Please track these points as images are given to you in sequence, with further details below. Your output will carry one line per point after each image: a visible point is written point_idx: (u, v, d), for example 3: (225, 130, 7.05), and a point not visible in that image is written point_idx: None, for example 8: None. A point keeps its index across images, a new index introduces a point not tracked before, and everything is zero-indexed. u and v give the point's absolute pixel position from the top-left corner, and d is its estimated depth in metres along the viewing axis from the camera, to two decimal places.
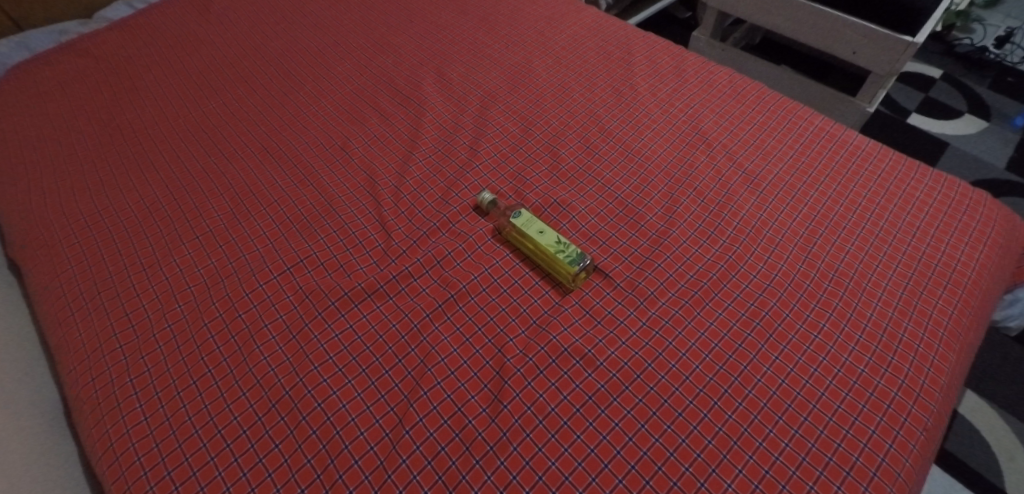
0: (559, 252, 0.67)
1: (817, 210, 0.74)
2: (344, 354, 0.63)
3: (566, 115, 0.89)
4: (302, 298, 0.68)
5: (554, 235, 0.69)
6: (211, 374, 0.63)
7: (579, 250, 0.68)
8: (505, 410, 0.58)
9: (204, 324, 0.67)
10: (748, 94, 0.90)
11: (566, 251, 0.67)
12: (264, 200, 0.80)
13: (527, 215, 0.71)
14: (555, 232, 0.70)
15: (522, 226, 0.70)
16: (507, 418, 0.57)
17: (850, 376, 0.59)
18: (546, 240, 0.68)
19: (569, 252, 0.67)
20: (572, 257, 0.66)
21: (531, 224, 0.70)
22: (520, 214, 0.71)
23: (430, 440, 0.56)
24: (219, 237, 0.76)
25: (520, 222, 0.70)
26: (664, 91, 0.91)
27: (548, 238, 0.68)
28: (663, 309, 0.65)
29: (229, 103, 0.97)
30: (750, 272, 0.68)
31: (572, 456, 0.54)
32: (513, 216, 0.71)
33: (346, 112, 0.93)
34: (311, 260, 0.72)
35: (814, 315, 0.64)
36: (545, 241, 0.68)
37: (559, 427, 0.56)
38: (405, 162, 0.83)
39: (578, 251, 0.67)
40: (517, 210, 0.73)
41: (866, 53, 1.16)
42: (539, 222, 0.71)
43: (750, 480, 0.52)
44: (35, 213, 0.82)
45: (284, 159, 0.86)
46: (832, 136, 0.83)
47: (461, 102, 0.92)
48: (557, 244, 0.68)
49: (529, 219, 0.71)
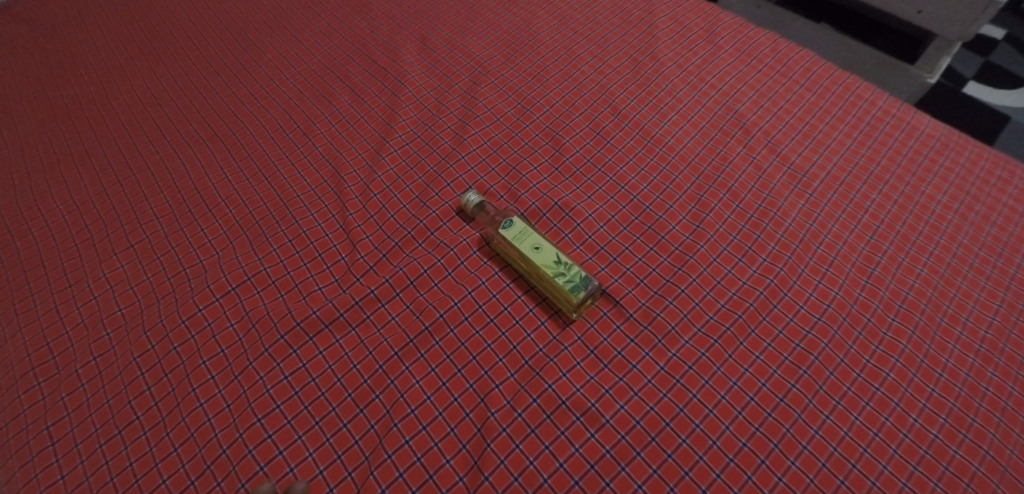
0: (557, 275, 0.54)
1: (880, 219, 0.60)
2: (295, 402, 0.52)
3: (573, 91, 0.74)
4: (248, 328, 0.56)
5: (552, 251, 0.56)
6: (139, 422, 0.52)
7: (582, 271, 0.55)
8: (485, 482, 0.46)
9: (133, 359, 0.56)
10: (794, 66, 0.74)
11: (566, 275, 0.54)
12: (211, 198, 0.67)
13: (520, 223, 0.58)
14: (553, 247, 0.56)
15: (513, 239, 0.57)
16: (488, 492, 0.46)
17: (919, 444, 0.46)
18: (542, 259, 0.55)
19: (570, 275, 0.54)
20: (574, 282, 0.54)
21: (523, 236, 0.57)
22: (511, 222, 0.58)
23: None
24: (157, 246, 0.64)
25: (511, 234, 0.57)
26: (692, 61, 0.75)
27: (543, 256, 0.55)
28: (686, 350, 0.52)
29: (178, 75, 0.83)
30: (796, 301, 0.55)
31: None
32: (503, 226, 0.58)
33: (312, 87, 0.78)
34: (260, 277, 0.60)
35: (873, 362, 0.51)
36: (540, 260, 0.55)
37: None
38: (377, 151, 0.69)
39: (581, 274, 0.54)
40: (509, 216, 0.60)
41: (933, 13, 0.98)
42: (535, 235, 0.57)
43: None
44: None
45: (237, 146, 0.73)
46: (899, 123, 0.67)
47: (447, 75, 0.77)
48: (555, 264, 0.55)
49: (522, 230, 0.57)
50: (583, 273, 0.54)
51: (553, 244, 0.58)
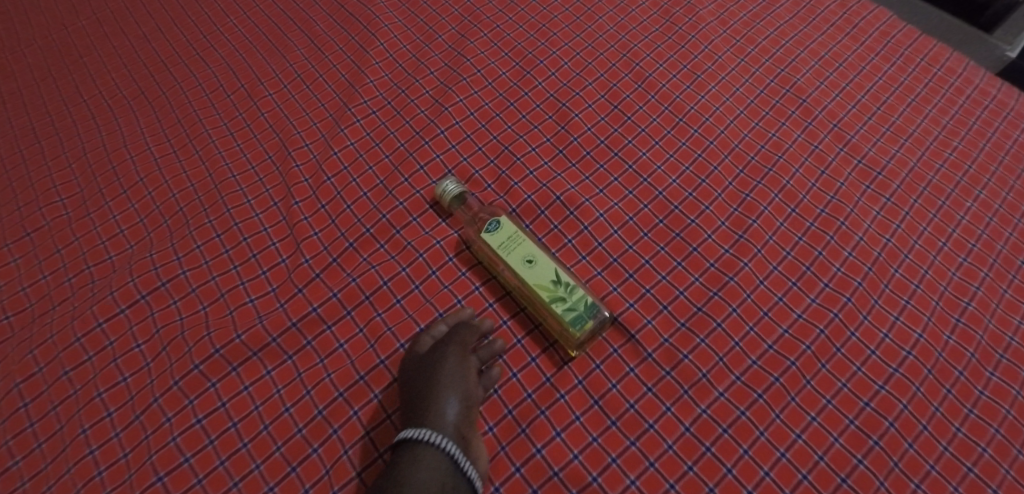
0: (553, 301, 0.41)
1: (976, 235, 0.46)
2: (208, 453, 0.39)
3: (586, 50, 0.58)
4: (157, 351, 0.44)
5: (549, 266, 0.42)
6: (14, 470, 0.40)
7: (587, 295, 0.42)
8: None
9: (14, 385, 0.44)
10: (868, 27, 0.58)
11: (566, 301, 0.41)
12: (127, 175, 0.54)
13: (509, 226, 0.45)
14: (551, 260, 0.43)
15: (498, 248, 0.44)
16: None
17: None
18: (535, 278, 0.42)
19: (570, 303, 0.41)
20: (576, 311, 0.41)
21: (512, 245, 0.44)
22: (497, 224, 0.44)
23: None
24: (58, 236, 0.51)
25: (496, 241, 0.44)
26: (740, 17, 0.59)
27: (537, 273, 0.42)
28: (719, 406, 0.40)
29: (105, 16, 0.68)
30: (865, 343, 0.42)
31: None
32: (487, 229, 0.44)
33: (264, 36, 0.63)
34: (177, 282, 0.47)
35: (966, 431, 0.38)
36: (533, 280, 0.42)
37: None
38: (335, 120, 0.55)
39: (585, 301, 0.41)
40: (495, 215, 0.46)
41: None
42: (527, 242, 0.44)
43: None
44: None
45: (165, 108, 0.58)
46: (1000, 107, 0.53)
47: (430, 25, 0.62)
48: (553, 285, 0.42)
49: (511, 235, 0.44)
50: (588, 300, 0.42)
51: (551, 255, 0.44)
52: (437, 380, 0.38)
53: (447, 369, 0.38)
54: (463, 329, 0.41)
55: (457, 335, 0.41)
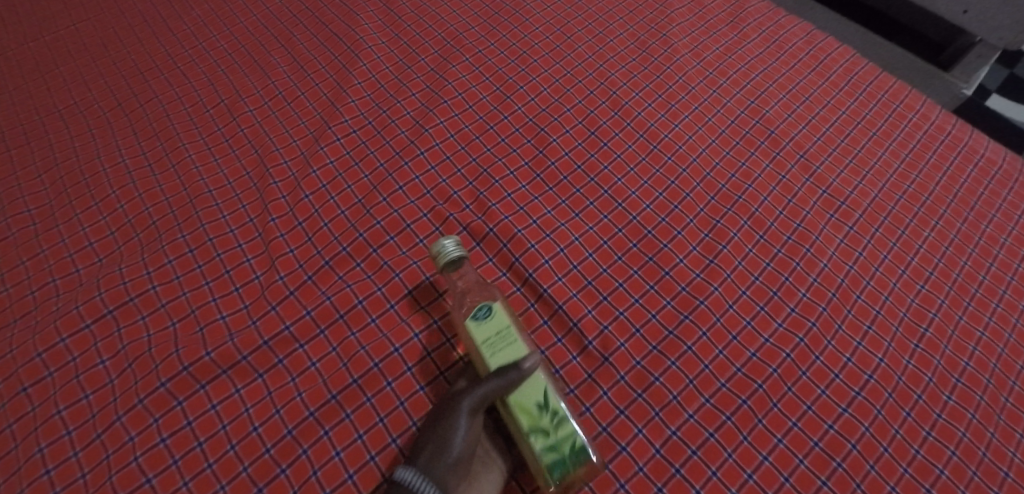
0: (533, 431, 0.36)
1: (933, 263, 0.48)
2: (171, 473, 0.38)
3: (565, 77, 0.60)
4: (121, 365, 0.43)
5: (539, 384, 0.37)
6: None
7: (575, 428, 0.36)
8: None
9: None
10: (832, 64, 0.62)
11: (549, 435, 0.36)
12: (99, 187, 0.53)
13: (503, 318, 0.39)
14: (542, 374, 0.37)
15: (483, 344, 0.38)
16: None
17: None
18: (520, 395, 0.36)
19: (554, 439, 0.36)
20: (558, 452, 0.36)
21: (500, 345, 0.37)
22: (489, 315, 0.38)
23: None
24: (24, 247, 0.50)
25: (482, 335, 0.38)
26: (711, 50, 0.62)
27: (522, 390, 0.36)
28: (689, 427, 0.40)
29: (85, 29, 0.67)
30: (830, 367, 0.43)
31: None
32: (475, 317, 0.38)
33: (246, 53, 0.64)
34: (147, 296, 0.46)
35: (925, 453, 0.39)
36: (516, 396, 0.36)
37: None
38: (316, 138, 0.55)
39: (570, 437, 0.36)
40: (487, 298, 0.40)
41: (978, 13, 0.84)
42: (518, 350, 0.38)
43: None
44: None
45: (142, 121, 0.58)
46: (954, 143, 0.56)
47: (413, 48, 0.63)
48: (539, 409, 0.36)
49: (500, 335, 0.38)
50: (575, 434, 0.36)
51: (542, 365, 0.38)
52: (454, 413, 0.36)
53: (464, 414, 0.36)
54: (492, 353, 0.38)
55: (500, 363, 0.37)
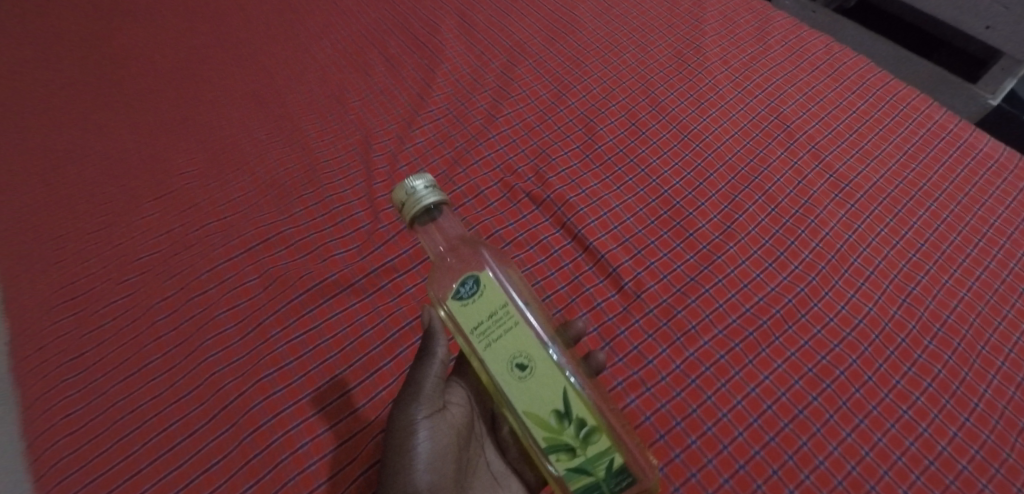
0: (557, 450, 0.37)
1: (926, 237, 0.56)
2: (305, 360, 0.51)
3: (611, 80, 0.72)
4: (266, 284, 0.56)
5: (558, 394, 0.36)
6: (154, 364, 0.52)
7: (605, 445, 0.36)
8: None
9: (152, 303, 0.57)
10: (848, 71, 0.70)
11: (576, 454, 0.36)
12: (242, 157, 0.68)
13: (499, 297, 0.36)
14: (562, 382, 0.36)
15: (474, 331, 0.37)
16: None
17: (946, 473, 0.43)
18: (538, 408, 0.36)
19: (581, 459, 0.36)
20: (588, 474, 0.36)
21: (496, 334, 0.36)
22: (480, 300, 0.36)
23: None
24: (186, 198, 0.65)
25: (476, 322, 0.36)
26: (739, 59, 0.72)
27: (536, 401, 0.36)
28: (704, 350, 0.50)
29: (223, 35, 0.84)
30: (826, 312, 0.52)
31: None
32: (463, 299, 0.37)
33: (349, 56, 0.78)
34: (283, 236, 0.60)
35: (904, 383, 0.48)
36: (530, 407, 0.37)
37: None
38: (408, 123, 0.69)
39: (599, 458, 0.36)
40: (473, 268, 0.38)
41: (1003, 29, 0.92)
42: (520, 340, 0.36)
43: None
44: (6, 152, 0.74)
45: (271, 108, 0.73)
46: (955, 139, 0.64)
47: (485, 54, 0.76)
48: (560, 423, 0.36)
49: (496, 323, 0.36)
50: (601, 447, 0.36)
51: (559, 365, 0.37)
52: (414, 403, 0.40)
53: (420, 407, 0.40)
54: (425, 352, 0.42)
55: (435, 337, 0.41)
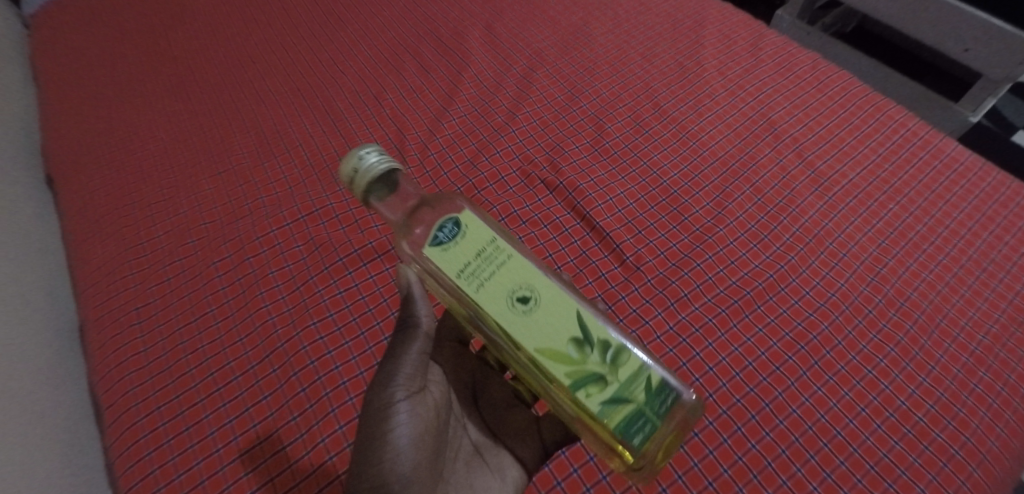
0: (588, 383, 0.38)
1: (895, 227, 0.63)
2: (345, 313, 0.60)
3: (619, 86, 0.80)
4: (311, 249, 0.65)
5: (571, 317, 0.40)
6: (212, 314, 0.62)
7: (634, 363, 0.39)
8: (546, 469, 0.54)
9: (213, 263, 0.66)
10: (832, 84, 0.79)
11: (608, 382, 0.39)
12: (290, 142, 0.77)
13: (483, 235, 0.42)
14: (569, 308, 0.40)
15: (467, 271, 0.41)
16: (547, 479, 0.53)
17: (903, 423, 0.51)
18: (556, 343, 0.39)
19: (615, 386, 0.38)
20: (628, 400, 0.38)
21: (489, 266, 0.41)
22: (465, 236, 0.41)
23: (338, 433, 0.53)
24: (240, 177, 0.74)
25: (466, 259, 0.41)
26: (734, 71, 0.81)
27: (548, 328, 0.39)
28: (694, 315, 0.58)
29: (272, 38, 0.94)
30: (803, 287, 0.59)
31: (581, 480, 0.53)
32: (450, 240, 0.41)
33: (385, 59, 0.87)
34: (326, 209, 0.68)
35: (869, 348, 0.55)
36: (546, 343, 0.39)
37: (584, 462, 0.53)
38: (437, 118, 0.78)
39: (632, 380, 0.39)
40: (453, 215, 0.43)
41: (980, 52, 1.02)
42: (512, 268, 0.41)
43: None
44: (84, 136, 0.84)
45: (316, 102, 0.82)
46: (926, 144, 0.71)
47: (507, 61, 0.85)
48: (582, 352, 0.39)
49: (488, 255, 0.41)
50: (628, 367, 0.39)
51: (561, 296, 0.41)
52: (396, 378, 0.45)
53: (402, 383, 0.45)
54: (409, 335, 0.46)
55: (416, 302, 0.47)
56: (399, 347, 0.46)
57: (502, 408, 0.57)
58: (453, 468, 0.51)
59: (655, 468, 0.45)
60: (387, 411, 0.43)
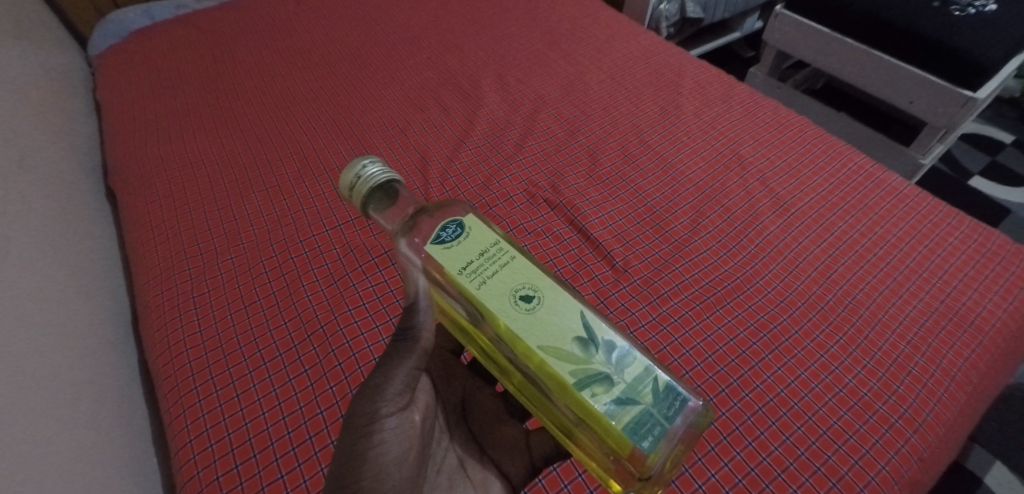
0: (594, 382, 0.42)
1: (844, 241, 0.75)
2: (376, 302, 0.70)
3: (610, 125, 0.94)
4: (347, 252, 0.76)
5: (574, 316, 0.45)
6: (260, 301, 0.72)
7: (637, 365, 0.43)
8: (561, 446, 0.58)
9: (261, 261, 0.76)
10: (791, 126, 0.92)
11: (613, 381, 0.42)
12: (328, 165, 0.89)
13: (487, 236, 0.49)
14: (571, 307, 0.45)
15: (471, 268, 0.47)
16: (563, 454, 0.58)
17: (850, 397, 0.60)
18: (561, 341, 0.44)
19: (622, 384, 0.42)
20: (637, 400, 0.42)
21: (490, 264, 0.47)
22: (469, 238, 0.48)
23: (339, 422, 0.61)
24: (284, 192, 0.86)
25: (470, 257, 0.47)
26: (708, 114, 0.95)
27: (551, 327, 0.44)
28: (673, 308, 0.68)
29: (312, 81, 1.09)
30: (765, 287, 0.70)
31: None
32: (455, 240, 0.48)
33: (410, 100, 1.02)
34: (359, 220, 0.80)
35: (822, 336, 0.65)
36: (548, 339, 0.44)
37: None
38: (455, 148, 0.91)
39: (637, 381, 0.43)
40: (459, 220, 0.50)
41: (922, 103, 1.18)
42: (513, 268, 0.47)
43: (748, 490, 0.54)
44: (143, 156, 0.96)
45: (350, 133, 0.96)
46: (870, 175, 0.84)
47: (515, 103, 0.99)
48: (586, 350, 0.44)
49: (491, 255, 0.48)
50: (629, 366, 0.43)
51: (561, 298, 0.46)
52: (383, 391, 0.48)
53: (388, 395, 0.48)
54: (405, 348, 0.50)
55: (419, 313, 0.50)
56: (393, 363, 0.49)
57: (492, 423, 0.60)
58: (433, 481, 0.55)
59: (663, 480, 0.46)
60: (371, 420, 0.47)
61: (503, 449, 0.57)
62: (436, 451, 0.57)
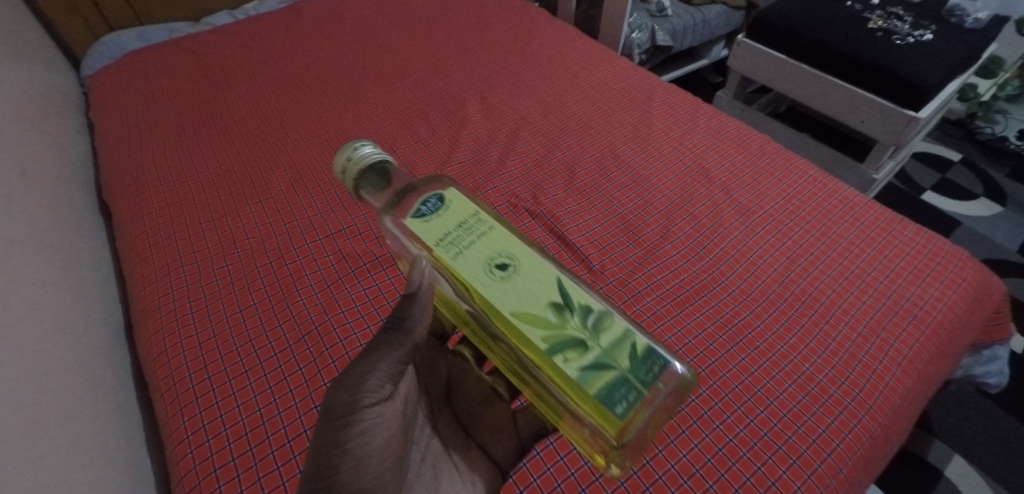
0: (568, 346, 0.46)
1: (801, 244, 0.81)
2: (368, 304, 0.74)
3: (587, 142, 1.01)
4: (339, 259, 0.80)
5: (551, 283, 0.49)
6: (255, 305, 0.75)
7: (613, 329, 0.47)
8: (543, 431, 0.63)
9: (256, 268, 0.80)
10: (752, 142, 1.00)
11: (588, 346, 0.46)
12: (320, 180, 0.94)
13: (466, 209, 0.53)
14: (547, 277, 0.49)
15: (450, 238, 0.52)
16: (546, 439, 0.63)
17: (808, 382, 0.65)
18: (538, 309, 0.48)
19: (595, 349, 0.46)
20: (613, 366, 0.45)
21: (470, 235, 0.52)
22: (451, 211, 0.53)
23: None
24: (277, 204, 0.90)
25: (450, 228, 0.52)
26: (677, 132, 1.02)
27: (527, 294, 0.48)
28: (645, 306, 0.73)
29: (303, 101, 1.14)
30: (730, 285, 0.75)
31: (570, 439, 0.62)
32: (437, 212, 0.53)
33: (399, 119, 1.07)
34: (351, 229, 0.84)
35: (782, 329, 0.70)
36: (524, 306, 0.48)
37: None
38: (442, 163, 0.96)
39: (614, 346, 0.46)
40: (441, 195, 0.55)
41: (873, 122, 1.28)
42: (492, 237, 0.51)
43: (717, 469, 0.58)
44: (138, 171, 1.00)
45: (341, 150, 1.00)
46: (824, 186, 0.92)
47: (498, 122, 1.06)
48: (562, 317, 0.48)
49: (471, 227, 0.52)
50: (603, 327, 0.47)
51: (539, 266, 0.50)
52: (365, 381, 0.47)
53: (372, 384, 0.48)
54: (390, 337, 0.49)
55: (416, 303, 0.50)
56: (376, 353, 0.48)
57: (479, 407, 0.62)
58: (417, 468, 0.55)
59: (637, 450, 0.49)
60: (352, 411, 0.47)
61: (489, 434, 0.60)
62: (420, 437, 0.58)
